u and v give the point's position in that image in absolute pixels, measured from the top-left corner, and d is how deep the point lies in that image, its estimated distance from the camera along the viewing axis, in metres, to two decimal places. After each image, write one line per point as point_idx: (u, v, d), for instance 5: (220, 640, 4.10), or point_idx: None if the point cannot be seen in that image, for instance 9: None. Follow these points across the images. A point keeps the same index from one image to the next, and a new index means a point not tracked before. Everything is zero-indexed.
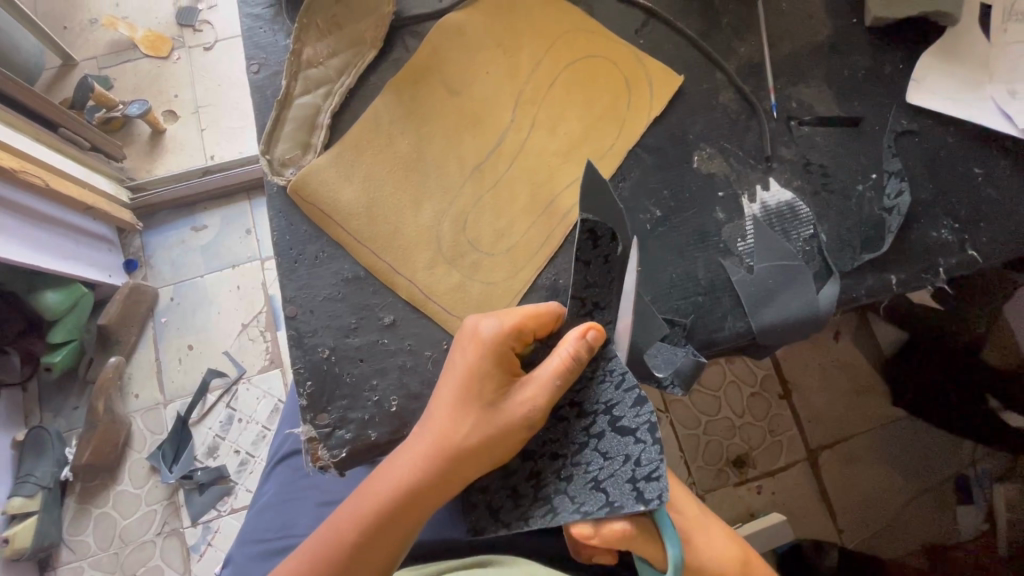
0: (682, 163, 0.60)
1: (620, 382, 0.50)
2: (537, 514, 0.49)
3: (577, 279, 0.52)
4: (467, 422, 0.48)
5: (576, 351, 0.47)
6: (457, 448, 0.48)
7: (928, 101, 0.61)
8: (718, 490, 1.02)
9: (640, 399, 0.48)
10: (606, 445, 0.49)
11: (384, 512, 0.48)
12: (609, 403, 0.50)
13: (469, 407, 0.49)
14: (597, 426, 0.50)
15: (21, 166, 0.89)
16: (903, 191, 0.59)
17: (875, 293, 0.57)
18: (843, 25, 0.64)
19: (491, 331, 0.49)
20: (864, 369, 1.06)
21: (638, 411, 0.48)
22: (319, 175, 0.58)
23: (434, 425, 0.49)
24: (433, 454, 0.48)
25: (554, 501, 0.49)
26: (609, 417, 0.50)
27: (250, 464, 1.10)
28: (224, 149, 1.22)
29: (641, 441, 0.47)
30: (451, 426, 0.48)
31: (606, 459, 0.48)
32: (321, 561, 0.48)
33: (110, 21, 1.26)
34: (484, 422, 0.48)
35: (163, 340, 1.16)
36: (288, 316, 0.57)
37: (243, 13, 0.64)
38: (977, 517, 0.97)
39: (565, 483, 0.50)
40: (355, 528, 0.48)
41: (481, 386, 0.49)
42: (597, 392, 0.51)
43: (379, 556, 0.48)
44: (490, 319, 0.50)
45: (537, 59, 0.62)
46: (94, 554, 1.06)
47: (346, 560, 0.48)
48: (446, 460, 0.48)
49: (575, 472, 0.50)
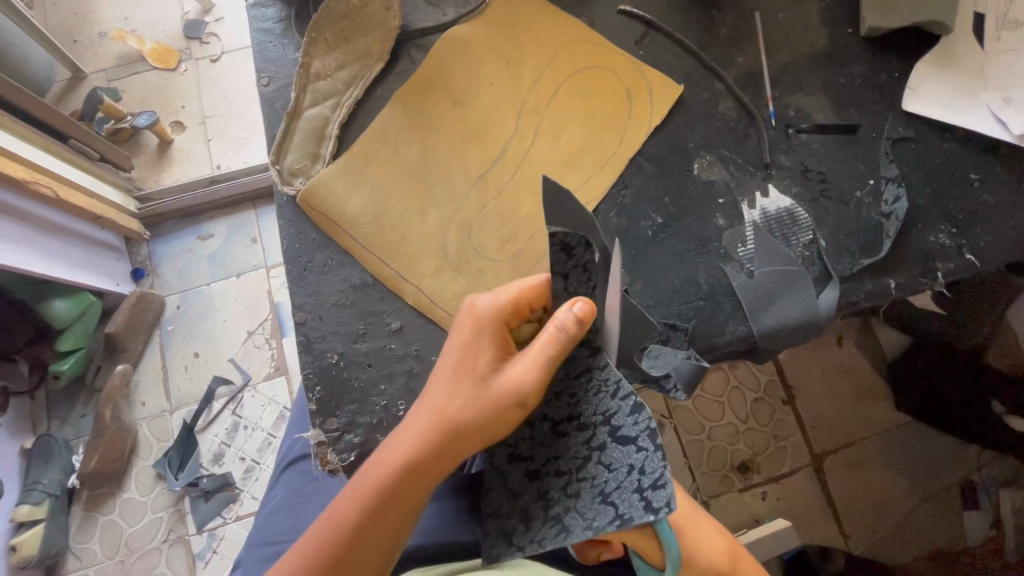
0: (682, 170, 0.62)
1: (615, 391, 0.49)
2: (549, 534, 0.48)
3: (556, 291, 0.50)
4: (461, 395, 0.49)
5: (564, 324, 0.46)
6: (452, 421, 0.49)
7: (923, 108, 0.63)
8: (721, 496, 1.03)
9: (637, 406, 0.47)
10: (609, 457, 0.48)
11: (379, 486, 0.49)
12: (607, 413, 0.49)
13: (463, 382, 0.50)
14: (598, 439, 0.49)
15: (32, 178, 0.91)
16: (901, 196, 0.60)
17: (874, 297, 0.58)
18: (839, 34, 0.66)
19: (486, 305, 0.51)
20: (864, 374, 1.07)
21: (636, 418, 0.46)
22: (327, 185, 0.60)
23: (432, 401, 0.50)
24: (429, 429, 0.49)
25: (565, 520, 0.48)
26: (609, 427, 0.49)
27: (255, 471, 1.11)
28: (231, 158, 1.23)
29: (643, 449, 0.45)
30: (447, 400, 0.49)
31: (611, 471, 0.47)
32: (324, 539, 0.49)
33: (119, 34, 1.28)
34: (477, 394, 0.49)
35: (171, 347, 1.17)
36: (297, 323, 0.58)
37: (253, 28, 0.65)
38: (984, 523, 0.97)
39: (573, 499, 0.49)
40: (353, 503, 0.49)
41: (477, 362, 0.50)
42: (595, 403, 0.50)
43: (378, 530, 0.49)
44: (486, 296, 0.51)
45: (540, 70, 0.64)
46: (100, 561, 1.07)
47: (344, 532, 0.49)
48: (440, 435, 0.49)
49: (582, 487, 0.49)
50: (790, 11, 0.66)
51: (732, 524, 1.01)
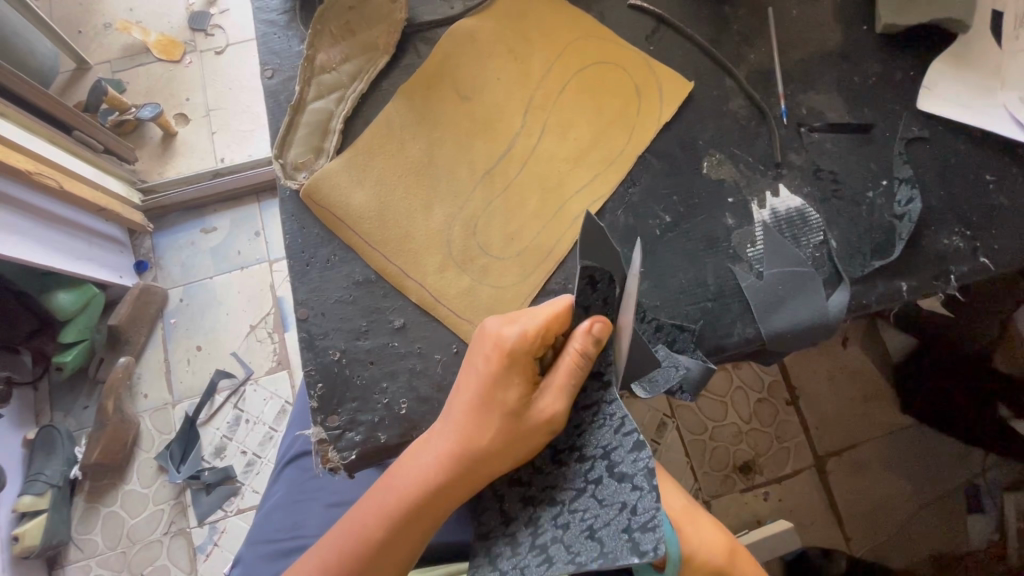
0: (692, 169, 0.61)
1: (619, 427, 0.48)
2: (532, 562, 0.48)
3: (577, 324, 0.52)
4: (492, 429, 0.49)
5: (583, 348, 0.48)
6: (480, 451, 0.49)
7: (939, 108, 0.62)
8: (722, 497, 1.02)
9: (637, 443, 0.46)
10: (603, 492, 0.47)
11: (407, 510, 0.49)
12: (607, 447, 0.49)
13: (491, 414, 0.49)
14: (595, 472, 0.49)
15: (36, 169, 0.90)
16: (914, 197, 0.59)
17: (886, 300, 0.57)
18: (853, 32, 0.64)
19: (514, 336, 0.49)
20: (872, 378, 1.05)
21: (635, 456, 0.46)
22: (331, 180, 0.59)
23: (459, 431, 0.49)
24: (458, 459, 0.49)
25: (550, 550, 0.47)
26: (607, 462, 0.48)
27: (255, 465, 1.11)
28: (235, 151, 1.23)
29: (637, 488, 0.45)
30: (476, 432, 0.49)
31: (603, 506, 0.47)
32: (342, 555, 0.50)
33: (123, 25, 1.27)
34: (508, 427, 0.49)
35: (173, 340, 1.17)
36: (299, 319, 0.58)
37: (258, 19, 0.64)
38: (988, 526, 0.96)
39: (561, 530, 0.48)
40: (379, 524, 0.49)
41: (504, 392, 0.49)
42: (596, 437, 0.50)
43: (406, 548, 0.50)
44: (512, 324, 0.49)
45: (548, 65, 0.63)
46: (102, 553, 1.06)
47: (369, 553, 0.49)
48: (471, 463, 0.49)
49: (572, 519, 0.48)
50: (804, 8, 0.65)
51: (733, 525, 1.01)
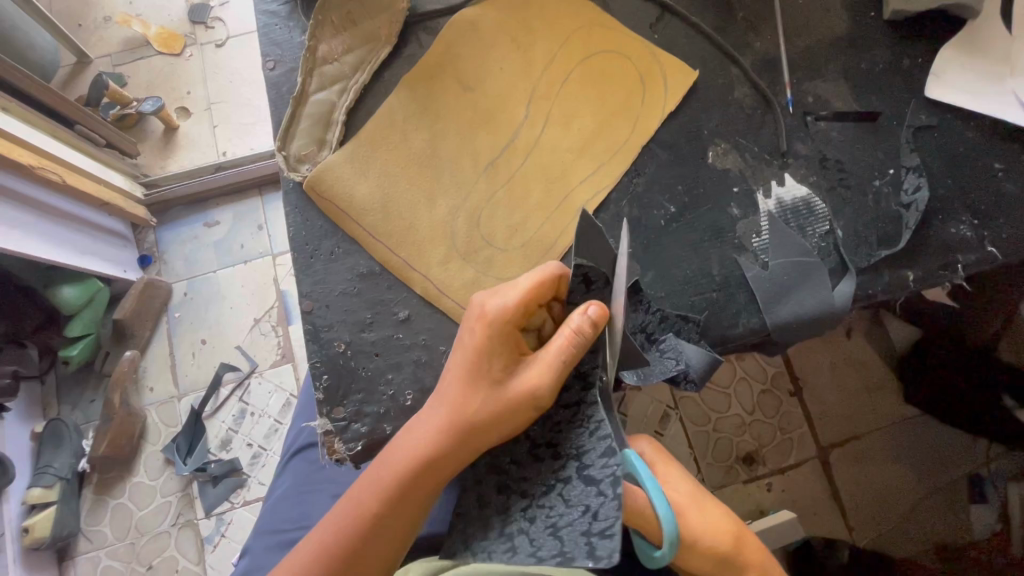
0: (696, 158, 0.60)
1: (596, 431, 0.49)
2: (496, 550, 0.48)
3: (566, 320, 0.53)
4: (480, 401, 0.49)
5: (579, 327, 0.47)
6: (472, 425, 0.49)
7: (948, 95, 0.61)
8: (726, 488, 1.02)
9: (609, 450, 0.47)
10: (570, 491, 0.47)
11: (400, 483, 0.49)
12: (581, 449, 0.49)
13: (478, 387, 0.49)
14: (565, 470, 0.49)
15: (40, 164, 0.91)
16: (922, 186, 0.58)
17: (893, 290, 0.57)
18: (861, 18, 0.64)
19: (499, 309, 0.49)
20: (875, 368, 1.05)
21: (606, 462, 0.46)
22: (335, 171, 0.59)
23: (448, 405, 0.49)
24: (448, 432, 0.49)
25: (514, 541, 0.48)
26: (578, 463, 0.48)
27: (262, 457, 1.11)
28: (236, 145, 1.22)
29: (602, 493, 0.45)
30: (464, 405, 0.49)
31: (567, 506, 0.47)
32: (341, 531, 0.50)
33: (123, 19, 1.26)
34: (495, 400, 0.49)
35: (177, 333, 1.17)
36: (304, 311, 0.58)
37: (259, 10, 0.64)
38: (991, 517, 0.97)
39: (527, 524, 0.48)
40: (375, 499, 0.49)
41: (490, 366, 0.49)
42: (573, 437, 0.50)
43: (400, 525, 0.50)
44: (498, 298, 0.49)
45: (552, 54, 0.62)
46: (111, 544, 1.08)
47: (365, 529, 0.49)
48: (460, 436, 0.49)
49: (538, 513, 0.49)
50: None
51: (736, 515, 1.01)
